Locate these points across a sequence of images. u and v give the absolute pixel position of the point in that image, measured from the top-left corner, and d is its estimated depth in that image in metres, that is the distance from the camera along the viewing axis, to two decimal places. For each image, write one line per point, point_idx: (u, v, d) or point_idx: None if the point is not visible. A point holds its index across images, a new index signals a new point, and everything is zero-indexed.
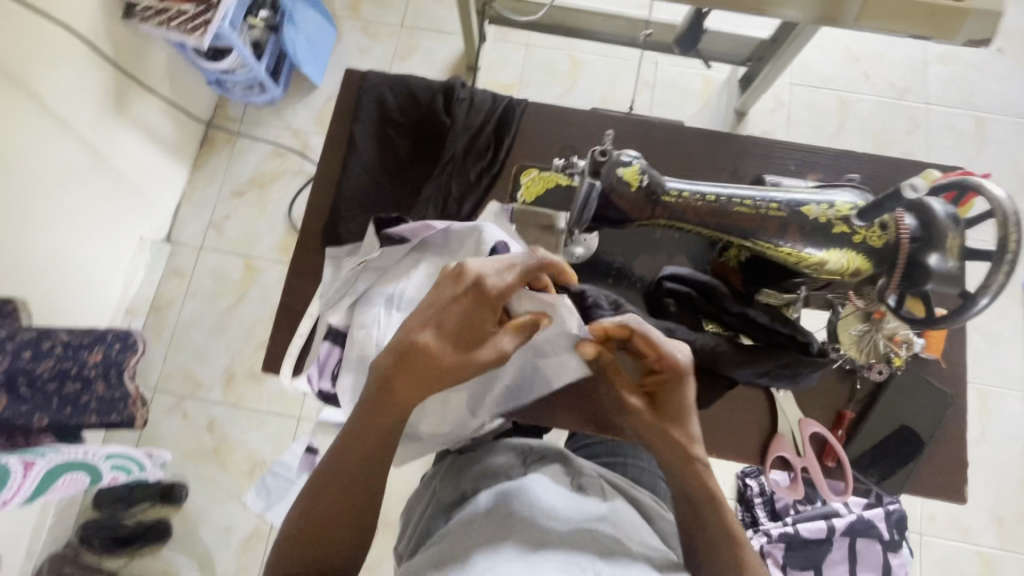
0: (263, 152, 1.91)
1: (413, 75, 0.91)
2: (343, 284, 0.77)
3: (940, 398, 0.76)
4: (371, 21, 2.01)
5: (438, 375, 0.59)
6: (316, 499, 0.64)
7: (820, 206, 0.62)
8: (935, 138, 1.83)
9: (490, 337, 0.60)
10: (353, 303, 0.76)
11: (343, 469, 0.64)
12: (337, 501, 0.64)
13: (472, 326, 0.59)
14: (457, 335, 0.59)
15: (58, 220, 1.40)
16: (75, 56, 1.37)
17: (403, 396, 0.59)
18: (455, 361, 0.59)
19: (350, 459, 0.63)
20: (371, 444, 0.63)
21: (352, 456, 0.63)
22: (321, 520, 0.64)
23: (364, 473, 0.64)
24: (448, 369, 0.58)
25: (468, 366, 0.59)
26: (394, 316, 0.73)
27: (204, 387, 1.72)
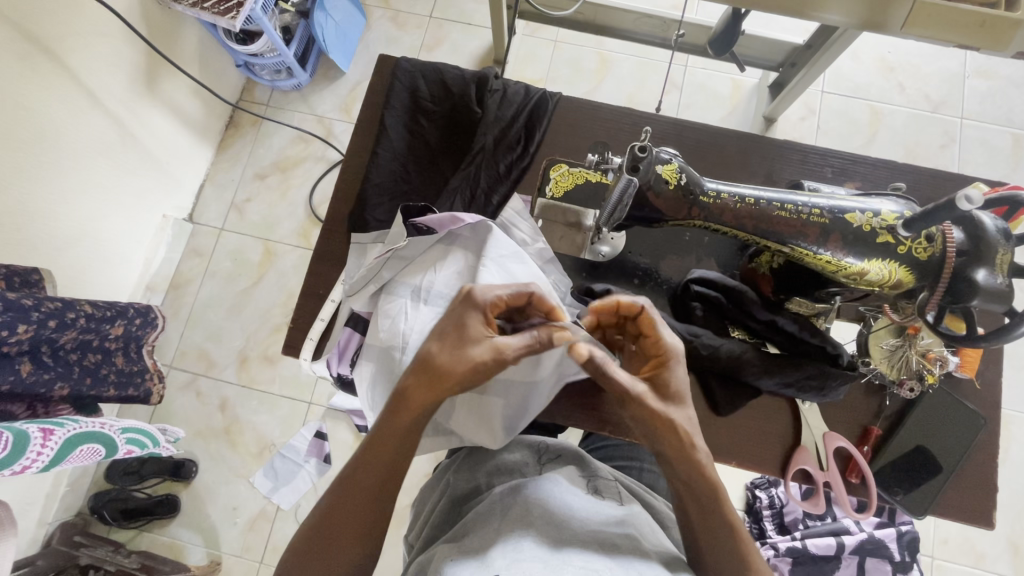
0: (288, 136, 1.92)
1: (447, 65, 0.90)
2: (368, 271, 0.75)
3: (973, 418, 0.73)
4: (400, 10, 2.01)
5: (443, 379, 0.58)
6: (317, 527, 0.62)
7: (864, 214, 0.60)
8: (970, 153, 1.78)
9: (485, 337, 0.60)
10: (377, 291, 0.75)
11: (350, 492, 0.61)
12: (353, 518, 0.61)
13: (466, 332, 0.60)
14: (457, 341, 0.60)
15: (86, 193, 1.42)
16: (111, 35, 1.39)
17: (417, 402, 0.59)
18: (451, 362, 0.58)
19: (358, 481, 0.61)
20: (382, 457, 0.61)
21: (367, 469, 0.61)
22: (337, 538, 0.61)
23: (366, 494, 0.62)
24: (452, 375, 0.58)
25: (472, 370, 0.58)
26: (420, 309, 0.72)
27: (218, 366, 1.74)
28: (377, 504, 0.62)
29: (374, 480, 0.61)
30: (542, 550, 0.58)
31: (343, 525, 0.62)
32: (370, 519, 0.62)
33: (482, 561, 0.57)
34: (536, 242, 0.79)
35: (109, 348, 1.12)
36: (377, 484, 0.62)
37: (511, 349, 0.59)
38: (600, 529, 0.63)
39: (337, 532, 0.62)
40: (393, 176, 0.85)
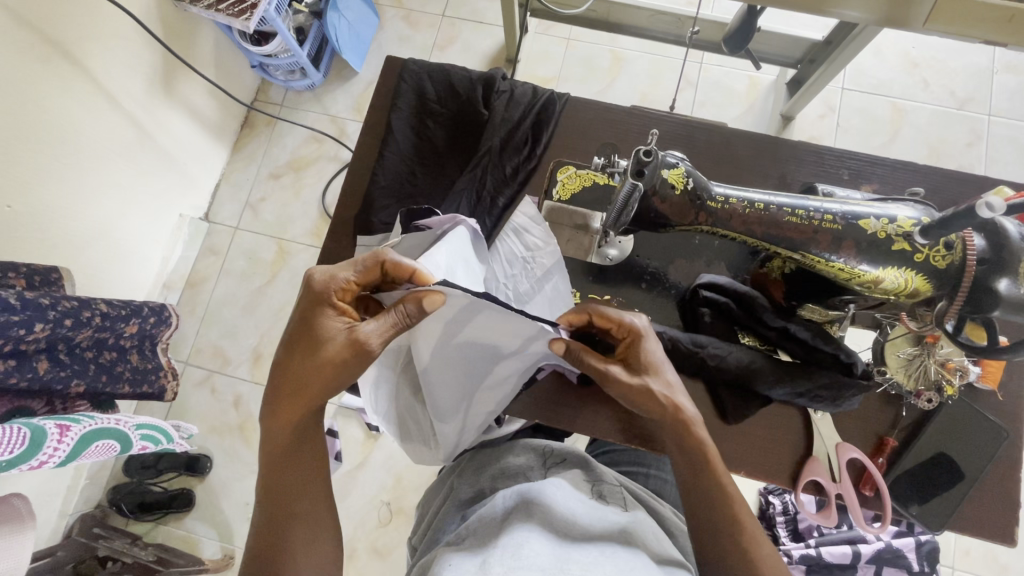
0: (301, 137, 1.94)
1: (454, 66, 0.90)
2: None
3: (994, 431, 0.71)
4: (412, 9, 2.01)
5: (311, 385, 0.61)
6: (265, 541, 0.63)
7: (879, 220, 0.58)
8: (998, 152, 1.72)
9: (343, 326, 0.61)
10: None
11: (281, 492, 0.64)
12: (294, 515, 0.63)
13: (317, 331, 0.61)
14: (309, 341, 0.61)
15: (105, 193, 1.45)
16: (129, 37, 1.41)
17: (293, 409, 0.62)
18: (310, 364, 0.61)
19: (284, 482, 0.64)
20: (288, 451, 0.64)
21: (285, 477, 0.64)
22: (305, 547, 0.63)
23: (299, 490, 0.64)
24: (312, 375, 0.61)
25: (332, 363, 0.60)
26: None
27: (233, 364, 1.76)
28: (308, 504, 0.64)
29: (289, 486, 0.64)
30: (543, 554, 0.57)
31: (284, 534, 0.63)
32: (308, 519, 0.64)
33: (480, 565, 0.56)
34: (549, 245, 0.78)
35: (124, 346, 1.14)
36: (298, 488, 0.64)
37: (361, 335, 0.59)
38: (600, 536, 0.62)
39: (304, 540, 0.63)
40: (399, 178, 0.84)
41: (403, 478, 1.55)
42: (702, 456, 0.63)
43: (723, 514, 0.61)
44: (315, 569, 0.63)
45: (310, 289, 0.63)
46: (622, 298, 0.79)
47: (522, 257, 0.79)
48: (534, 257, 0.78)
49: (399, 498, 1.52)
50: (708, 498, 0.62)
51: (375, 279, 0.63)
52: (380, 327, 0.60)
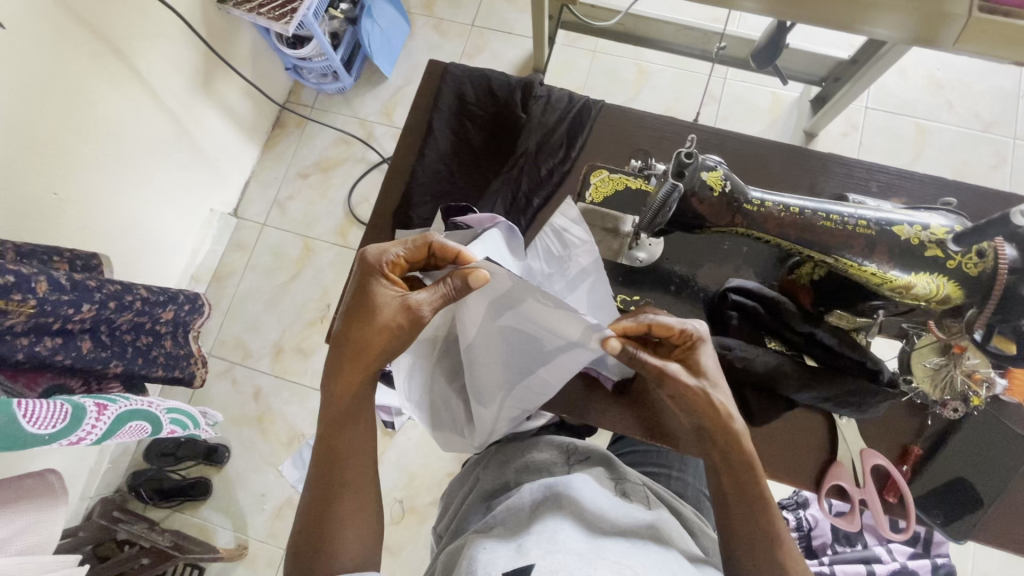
0: (330, 138, 1.99)
1: (494, 70, 0.93)
2: None
3: (1020, 444, 0.71)
4: (443, 19, 2.06)
5: (365, 350, 0.64)
6: (317, 507, 0.65)
7: (913, 227, 0.59)
8: (1023, 175, 1.71)
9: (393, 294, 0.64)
10: None
11: (334, 462, 0.66)
12: (347, 483, 0.66)
13: (371, 300, 0.64)
14: (363, 310, 0.64)
15: (143, 185, 1.50)
16: (175, 37, 1.48)
17: (349, 378, 0.65)
18: (364, 333, 0.63)
19: (339, 453, 0.66)
20: (343, 421, 0.66)
21: (334, 452, 0.66)
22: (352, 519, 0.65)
23: (351, 462, 0.66)
24: (368, 343, 0.63)
25: (387, 331, 0.63)
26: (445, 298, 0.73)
27: (254, 356, 1.80)
28: (353, 480, 0.66)
29: (337, 462, 0.66)
30: (576, 542, 0.59)
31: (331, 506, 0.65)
32: (354, 494, 0.66)
33: (517, 551, 0.58)
34: (586, 245, 0.77)
35: (159, 331, 1.17)
36: (344, 466, 0.66)
37: (414, 302, 0.62)
38: (630, 529, 0.64)
39: (350, 515, 0.65)
40: (438, 176, 0.87)
41: (417, 476, 1.57)
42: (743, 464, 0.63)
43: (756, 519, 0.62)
44: (361, 540, 0.65)
45: (362, 264, 0.66)
46: (650, 299, 0.81)
47: (559, 255, 0.78)
48: (572, 257, 0.78)
49: (412, 495, 1.54)
50: (746, 500, 0.63)
51: (423, 256, 0.66)
52: (433, 296, 0.63)
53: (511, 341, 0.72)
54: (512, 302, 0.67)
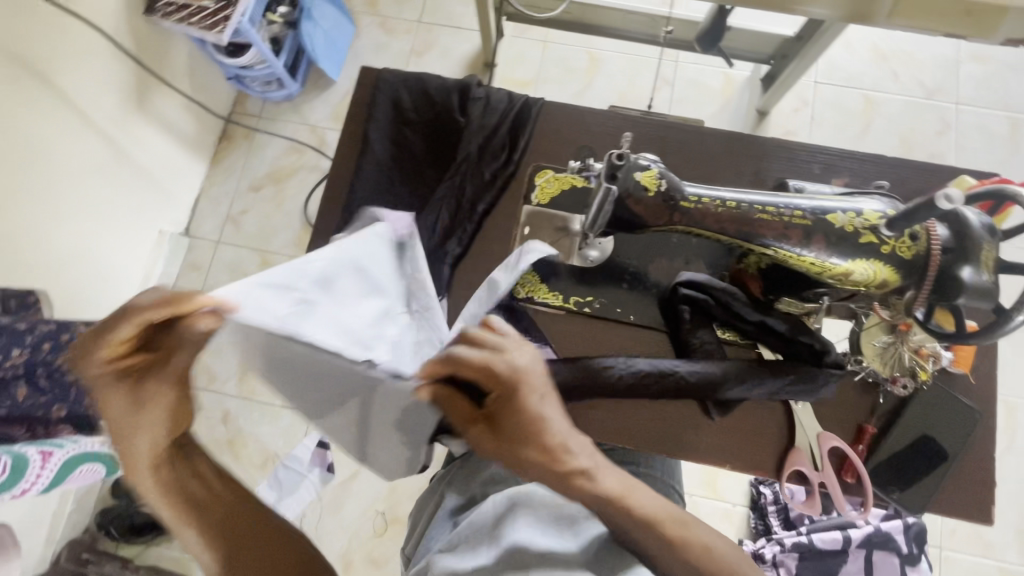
0: (281, 148, 1.93)
1: (429, 74, 0.89)
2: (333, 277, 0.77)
3: (969, 414, 0.73)
4: (388, 16, 2.00)
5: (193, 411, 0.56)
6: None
7: (846, 214, 0.59)
8: (967, 140, 1.76)
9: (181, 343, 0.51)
10: None
11: (217, 539, 0.64)
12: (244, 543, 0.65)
13: (119, 391, 0.52)
14: (125, 400, 0.53)
15: (81, 213, 1.43)
16: (100, 54, 1.40)
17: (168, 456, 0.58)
18: (147, 418, 0.54)
19: (219, 528, 0.64)
20: (203, 507, 0.63)
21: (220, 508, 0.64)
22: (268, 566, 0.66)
23: (238, 525, 0.65)
24: (160, 422, 0.55)
25: (168, 406, 0.54)
26: None
27: (219, 379, 1.74)
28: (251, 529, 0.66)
29: (234, 514, 0.65)
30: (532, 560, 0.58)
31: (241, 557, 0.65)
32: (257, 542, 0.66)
33: None
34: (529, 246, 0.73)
35: None
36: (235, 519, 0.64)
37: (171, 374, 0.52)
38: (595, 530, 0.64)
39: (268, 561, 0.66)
40: (378, 189, 0.84)
41: (397, 487, 1.55)
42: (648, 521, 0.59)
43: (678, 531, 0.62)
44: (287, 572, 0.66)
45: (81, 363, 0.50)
46: (604, 299, 0.80)
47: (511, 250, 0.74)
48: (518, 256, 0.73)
49: (394, 506, 1.52)
50: (680, 547, 0.60)
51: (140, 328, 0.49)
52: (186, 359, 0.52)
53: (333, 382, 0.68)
54: (295, 349, 0.61)
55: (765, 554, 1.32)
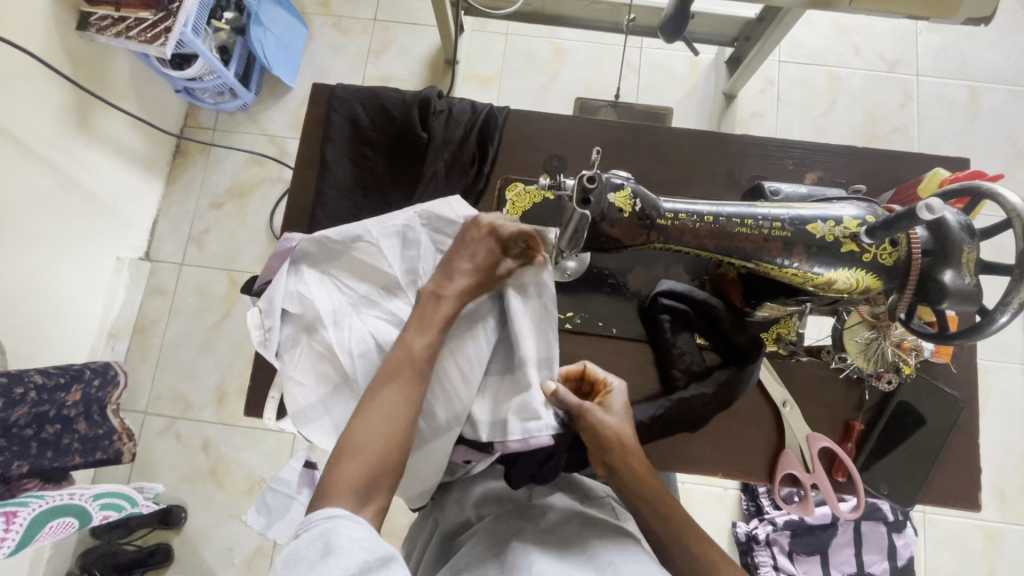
0: (239, 161, 1.84)
1: (386, 88, 0.85)
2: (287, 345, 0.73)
3: (952, 404, 0.73)
4: (342, 16, 1.92)
5: (433, 324, 0.70)
6: (367, 456, 0.61)
7: (826, 223, 0.57)
8: (929, 111, 1.78)
9: (500, 261, 0.72)
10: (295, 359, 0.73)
11: (371, 412, 0.64)
12: (387, 422, 0.64)
13: None
14: None
15: (29, 248, 1.34)
16: (33, 77, 1.30)
17: None
18: None
19: (377, 405, 0.65)
20: (389, 388, 0.65)
21: (392, 394, 0.65)
22: (372, 482, 0.60)
23: (393, 407, 0.65)
24: None
25: None
26: (303, 351, 0.73)
27: (196, 407, 1.68)
28: (400, 440, 0.64)
29: (396, 412, 0.64)
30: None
31: (362, 446, 0.62)
32: (395, 449, 0.63)
33: None
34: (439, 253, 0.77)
35: (68, 415, 1.06)
36: (390, 413, 0.64)
37: None
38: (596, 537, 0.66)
39: (376, 480, 0.61)
40: (343, 215, 0.80)
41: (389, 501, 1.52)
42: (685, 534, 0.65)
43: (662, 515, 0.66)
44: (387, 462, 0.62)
45: None
46: (584, 314, 0.78)
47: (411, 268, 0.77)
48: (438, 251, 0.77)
49: (387, 522, 1.49)
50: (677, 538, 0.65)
51: None
52: None
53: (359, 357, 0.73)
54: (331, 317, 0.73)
55: (758, 534, 1.34)
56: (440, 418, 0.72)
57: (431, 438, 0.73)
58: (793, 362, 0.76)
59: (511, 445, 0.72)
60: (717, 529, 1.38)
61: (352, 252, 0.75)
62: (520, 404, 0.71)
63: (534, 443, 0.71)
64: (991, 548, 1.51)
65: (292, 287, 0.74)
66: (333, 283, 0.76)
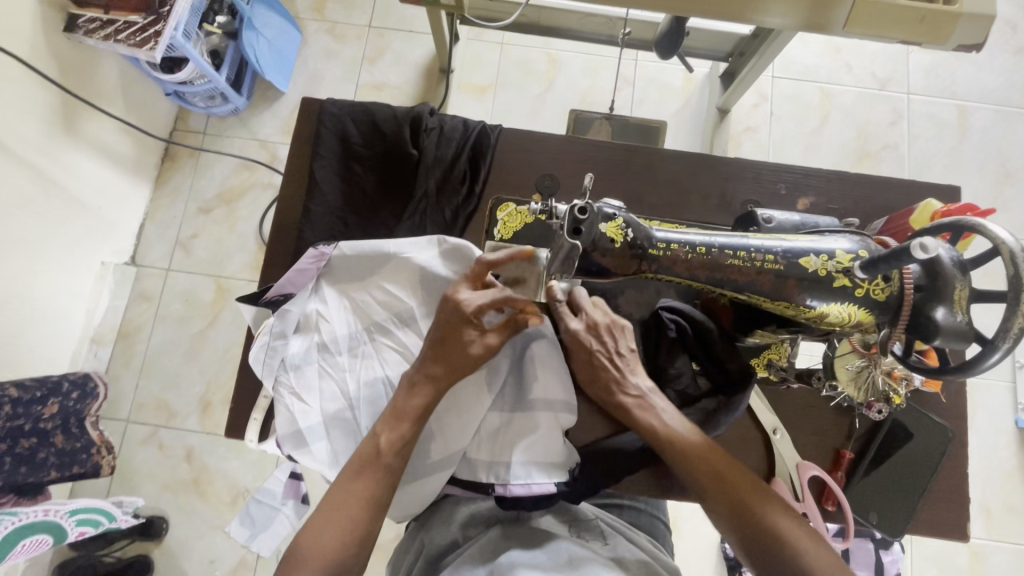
0: (229, 166, 1.82)
1: (377, 103, 0.83)
2: (294, 362, 0.71)
3: (943, 435, 0.73)
4: (337, 22, 1.90)
5: (407, 415, 0.67)
6: (330, 544, 0.60)
7: (819, 257, 0.57)
8: (919, 129, 1.80)
9: (476, 340, 0.69)
10: (297, 377, 0.71)
11: (342, 496, 0.63)
12: (354, 512, 0.62)
13: None
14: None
15: (10, 254, 1.31)
16: (18, 78, 1.27)
17: None
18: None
19: (347, 491, 0.63)
20: (359, 476, 0.64)
21: (356, 489, 0.63)
22: (333, 575, 0.60)
23: (360, 498, 0.63)
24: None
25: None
26: (309, 372, 0.71)
27: (180, 416, 1.65)
28: (358, 540, 0.61)
29: (357, 512, 0.62)
30: None
31: (318, 549, 0.60)
32: (358, 546, 0.61)
33: None
34: None
35: (45, 428, 1.03)
36: (353, 506, 0.62)
37: None
38: (587, 564, 0.66)
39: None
40: (332, 233, 0.79)
41: None
42: (729, 502, 0.64)
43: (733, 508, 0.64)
44: (345, 549, 0.61)
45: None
46: None
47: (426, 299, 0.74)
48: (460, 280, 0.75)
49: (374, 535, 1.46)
50: (717, 503, 0.65)
51: None
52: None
53: (367, 388, 0.72)
54: (343, 343, 0.73)
55: None
56: (435, 456, 0.73)
57: (423, 474, 0.73)
58: (783, 388, 0.76)
59: (513, 489, 0.72)
60: (706, 546, 1.37)
61: (375, 278, 0.74)
62: (534, 445, 0.73)
63: (538, 489, 0.72)
64: (977, 565, 1.52)
65: (309, 305, 0.74)
66: (349, 308, 0.74)
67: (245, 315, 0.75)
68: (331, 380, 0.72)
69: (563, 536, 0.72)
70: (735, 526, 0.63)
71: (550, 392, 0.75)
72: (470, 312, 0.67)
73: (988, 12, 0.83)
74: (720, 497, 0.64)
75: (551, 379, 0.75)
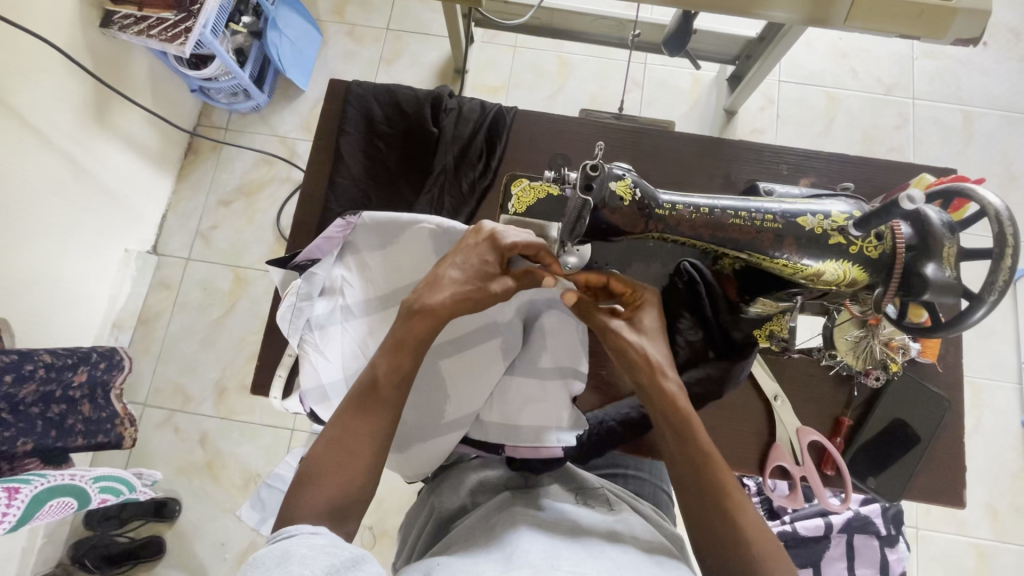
0: (250, 160, 1.88)
1: (399, 85, 0.89)
2: (317, 322, 0.75)
3: (940, 404, 0.75)
4: (356, 25, 1.98)
5: (410, 344, 0.66)
6: (333, 477, 0.61)
7: (815, 217, 0.61)
8: (923, 133, 1.83)
9: (501, 277, 0.69)
10: (321, 336, 0.75)
11: (343, 432, 0.63)
12: (359, 446, 0.63)
13: None
14: None
15: (42, 236, 1.38)
16: (56, 70, 1.35)
17: None
18: None
19: (347, 428, 0.63)
20: (357, 411, 0.64)
21: (359, 422, 0.64)
22: (340, 508, 0.61)
23: (362, 432, 0.63)
24: None
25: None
26: (332, 332, 0.75)
27: (196, 401, 1.70)
28: (366, 472, 0.63)
29: (359, 451, 0.63)
30: (533, 548, 0.61)
31: (324, 482, 0.61)
32: (365, 474, 0.63)
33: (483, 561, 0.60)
34: None
35: (74, 396, 1.08)
36: (355, 441, 0.63)
37: None
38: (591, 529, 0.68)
39: (343, 509, 0.61)
40: (355, 204, 0.84)
41: (384, 498, 1.51)
42: (715, 486, 0.62)
43: (717, 495, 0.62)
44: (352, 482, 0.62)
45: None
46: None
47: None
48: None
49: (382, 520, 1.48)
50: (701, 484, 0.62)
51: None
52: None
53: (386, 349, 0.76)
54: (366, 308, 0.77)
55: None
56: (449, 416, 0.77)
57: (435, 435, 0.77)
58: (784, 358, 0.79)
59: (522, 450, 0.77)
60: None
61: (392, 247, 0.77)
62: (541, 409, 0.77)
63: (546, 452, 0.76)
64: (984, 567, 1.51)
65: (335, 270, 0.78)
66: (371, 274, 0.78)
67: (274, 278, 0.81)
68: (354, 342, 0.76)
69: (568, 502, 0.74)
70: (714, 511, 0.61)
71: (558, 358, 0.78)
72: (505, 245, 0.68)
73: (985, 7, 0.87)
74: (704, 481, 0.62)
75: (558, 343, 0.78)
